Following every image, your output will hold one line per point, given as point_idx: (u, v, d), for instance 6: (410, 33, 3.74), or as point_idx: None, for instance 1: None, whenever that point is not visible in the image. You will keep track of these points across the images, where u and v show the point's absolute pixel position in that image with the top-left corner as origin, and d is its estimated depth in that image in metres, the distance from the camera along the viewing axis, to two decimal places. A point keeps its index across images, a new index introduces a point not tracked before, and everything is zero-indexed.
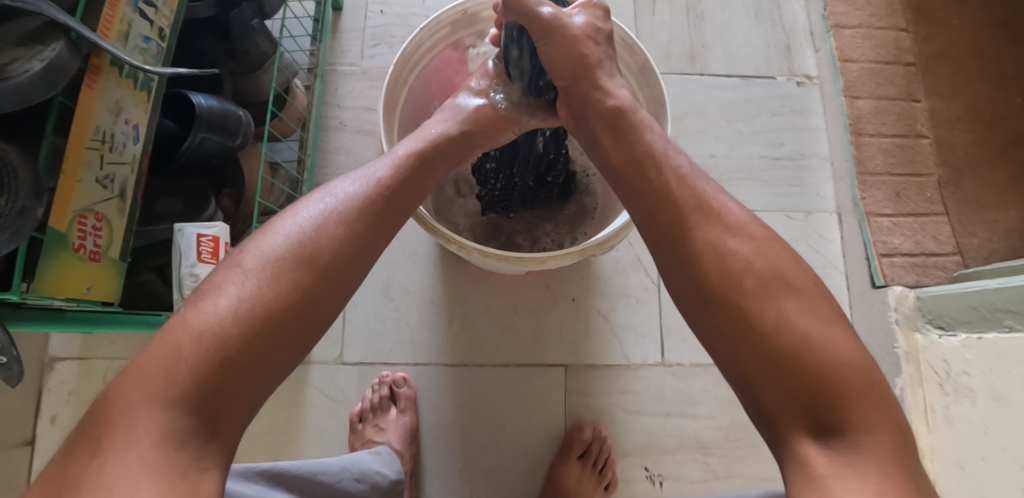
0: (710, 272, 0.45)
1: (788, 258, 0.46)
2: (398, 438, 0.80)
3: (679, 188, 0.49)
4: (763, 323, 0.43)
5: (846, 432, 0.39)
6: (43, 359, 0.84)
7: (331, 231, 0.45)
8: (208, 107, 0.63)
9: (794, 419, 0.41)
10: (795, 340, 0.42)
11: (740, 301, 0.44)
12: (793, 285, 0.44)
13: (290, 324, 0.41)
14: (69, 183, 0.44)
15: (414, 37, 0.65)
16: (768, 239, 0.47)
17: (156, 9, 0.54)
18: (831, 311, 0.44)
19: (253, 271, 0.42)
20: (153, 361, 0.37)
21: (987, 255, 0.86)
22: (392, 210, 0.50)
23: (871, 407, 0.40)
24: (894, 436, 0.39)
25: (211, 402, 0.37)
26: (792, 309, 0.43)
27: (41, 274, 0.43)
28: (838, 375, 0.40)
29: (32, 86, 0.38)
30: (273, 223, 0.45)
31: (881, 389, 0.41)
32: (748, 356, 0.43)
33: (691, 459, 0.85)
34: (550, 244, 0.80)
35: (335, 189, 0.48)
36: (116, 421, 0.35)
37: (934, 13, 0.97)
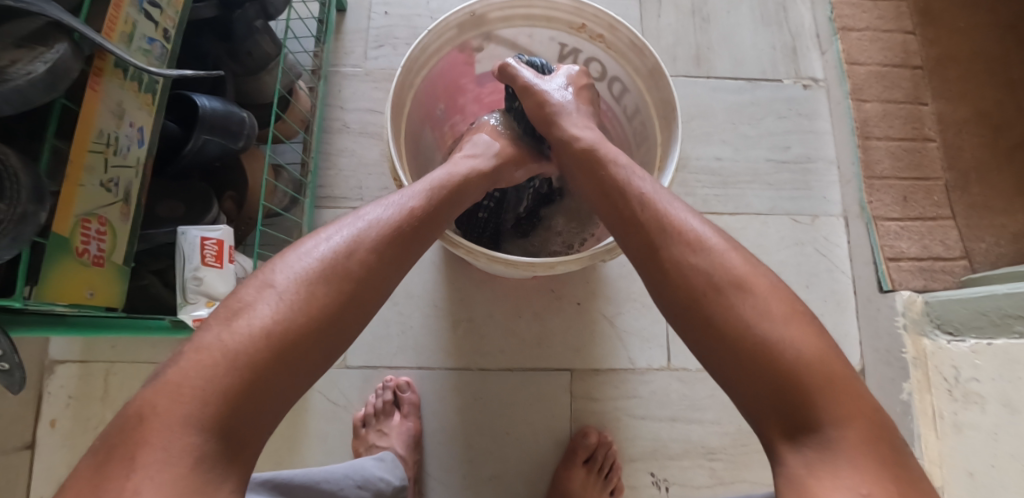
0: (678, 285, 0.45)
1: (748, 266, 0.45)
2: (402, 444, 0.80)
3: (645, 212, 0.49)
4: (731, 328, 0.42)
5: (818, 432, 0.38)
6: (43, 362, 0.83)
7: (361, 253, 0.44)
8: (212, 109, 0.62)
9: (769, 420, 0.40)
10: (762, 341, 0.41)
11: (708, 309, 0.43)
12: (755, 289, 0.43)
13: (315, 345, 0.41)
14: (72, 187, 0.44)
15: (420, 39, 0.64)
16: (726, 251, 0.45)
17: (160, 10, 0.53)
18: (795, 305, 0.43)
19: (286, 293, 0.41)
20: (184, 377, 0.36)
21: (995, 260, 0.85)
22: (419, 239, 0.50)
23: (842, 403, 0.39)
24: (867, 428, 0.38)
25: (238, 423, 0.37)
26: (759, 311, 0.42)
27: (42, 282, 0.42)
28: (806, 373, 0.40)
29: (34, 88, 0.38)
30: (303, 244, 0.44)
31: (850, 380, 0.40)
32: (722, 362, 0.42)
33: (697, 465, 0.84)
34: (561, 246, 0.80)
35: (366, 213, 0.48)
36: (149, 439, 0.34)
37: (941, 16, 0.96)
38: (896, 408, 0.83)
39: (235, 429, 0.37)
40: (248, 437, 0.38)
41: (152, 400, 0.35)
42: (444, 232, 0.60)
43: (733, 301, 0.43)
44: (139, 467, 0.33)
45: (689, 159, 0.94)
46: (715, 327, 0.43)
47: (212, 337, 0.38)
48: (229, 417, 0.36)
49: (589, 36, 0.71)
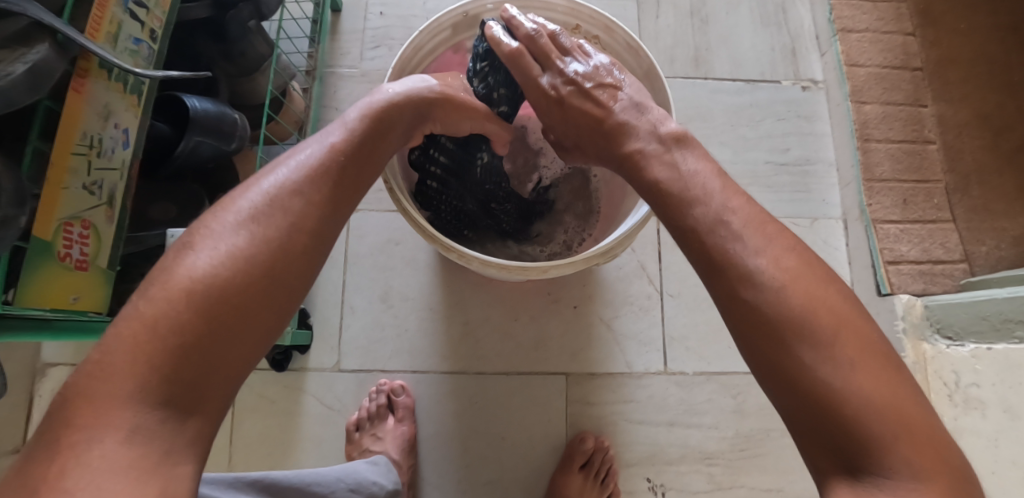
0: (739, 315, 0.41)
1: (821, 290, 0.40)
2: (397, 449, 0.79)
3: (702, 239, 0.44)
4: (798, 356, 0.38)
5: (883, 477, 0.35)
6: (35, 365, 0.82)
7: (290, 203, 0.43)
8: (203, 111, 0.61)
9: (827, 461, 0.37)
10: (833, 376, 0.37)
11: (773, 342, 0.39)
12: (829, 318, 0.38)
13: (250, 305, 0.39)
14: (54, 190, 0.43)
15: (413, 39, 0.63)
16: (791, 278, 0.40)
17: (147, 9, 0.53)
18: (874, 342, 0.38)
19: (208, 249, 0.39)
20: (108, 352, 0.35)
21: (994, 263, 0.84)
22: (352, 176, 0.48)
23: (913, 449, 0.35)
24: (943, 483, 0.35)
25: (174, 392, 0.35)
26: (827, 346, 0.38)
27: (24, 285, 0.41)
28: (875, 417, 0.36)
29: (17, 91, 0.37)
30: (227, 201, 0.43)
31: (928, 429, 0.36)
32: (783, 399, 0.39)
33: (695, 470, 0.83)
34: (562, 238, 0.79)
35: (290, 159, 0.46)
36: (77, 420, 0.33)
37: (943, 16, 0.95)
38: None
39: (168, 398, 0.35)
40: (192, 406, 0.36)
41: (78, 382, 0.34)
42: (436, 236, 0.59)
43: (801, 332, 0.38)
44: None
45: None
46: (776, 361, 0.39)
47: (127, 307, 0.37)
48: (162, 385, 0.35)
49: (584, 37, 0.70)
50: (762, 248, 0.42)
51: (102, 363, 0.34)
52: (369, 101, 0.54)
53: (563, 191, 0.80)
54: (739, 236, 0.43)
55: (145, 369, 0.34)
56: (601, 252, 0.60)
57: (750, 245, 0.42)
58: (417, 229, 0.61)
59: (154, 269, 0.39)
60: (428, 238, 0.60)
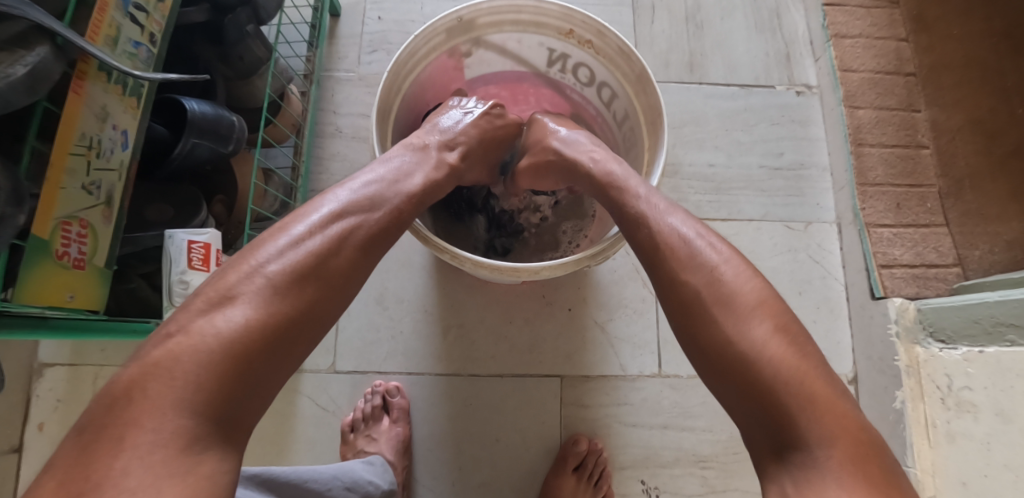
0: (671, 299, 0.47)
1: (744, 278, 0.46)
2: (391, 449, 0.79)
3: (640, 232, 0.50)
4: (722, 341, 0.44)
5: (801, 448, 0.39)
6: (32, 365, 0.82)
7: (345, 248, 0.46)
8: (201, 113, 0.62)
9: (759, 441, 0.42)
10: (750, 358, 0.42)
11: (700, 329, 0.45)
12: (748, 306, 0.44)
13: (300, 330, 0.42)
14: (52, 190, 0.43)
15: (408, 44, 0.64)
16: (722, 262, 0.46)
17: (146, 14, 0.53)
18: (785, 324, 0.44)
19: (267, 280, 0.42)
20: (177, 356, 0.37)
21: (988, 267, 0.84)
22: (398, 224, 0.51)
23: (824, 421, 0.40)
24: (852, 448, 0.39)
25: (226, 408, 0.38)
26: (745, 328, 0.43)
27: (21, 283, 0.42)
28: (789, 393, 0.41)
29: (14, 91, 0.38)
30: (284, 227, 0.46)
31: (838, 401, 0.41)
32: (719, 384, 0.44)
33: (689, 473, 0.83)
34: (566, 247, 0.78)
35: (339, 195, 0.49)
36: (140, 422, 0.35)
37: (935, 23, 0.96)
38: (889, 416, 0.81)
39: (222, 412, 0.37)
40: (236, 421, 0.38)
41: (125, 387, 0.36)
42: (428, 237, 0.59)
43: (721, 317, 0.44)
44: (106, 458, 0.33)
45: (681, 165, 0.94)
46: (704, 348, 0.45)
47: (202, 323, 0.39)
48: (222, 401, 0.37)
49: (578, 42, 0.71)
50: (700, 236, 0.48)
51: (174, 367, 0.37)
52: (427, 160, 0.58)
53: (565, 208, 0.80)
54: (674, 231, 0.49)
55: (212, 387, 0.37)
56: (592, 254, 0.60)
57: (692, 232, 0.48)
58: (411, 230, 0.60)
59: (201, 286, 0.42)
60: (422, 240, 0.60)
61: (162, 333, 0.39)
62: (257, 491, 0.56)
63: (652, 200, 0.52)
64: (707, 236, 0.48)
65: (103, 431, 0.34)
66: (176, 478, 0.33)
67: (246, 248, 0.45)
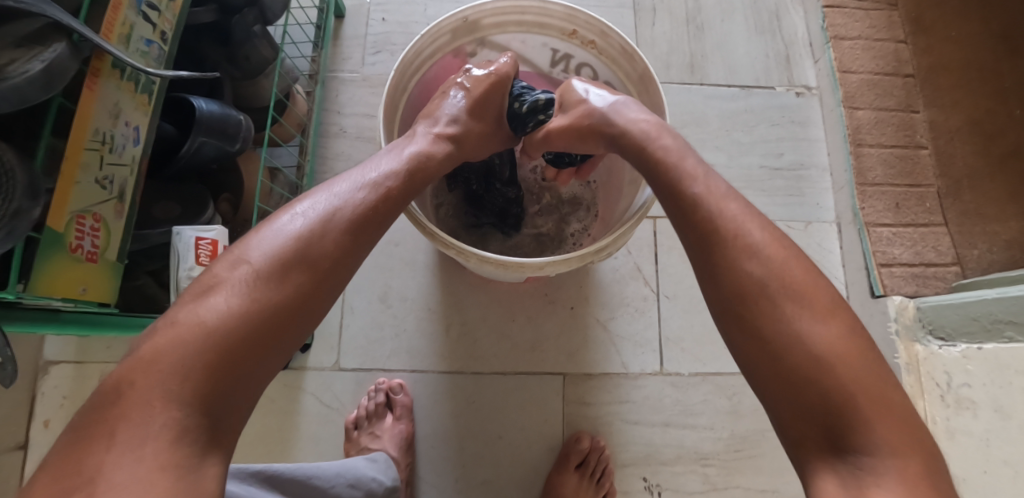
0: (732, 285, 0.46)
1: (809, 278, 0.45)
2: (394, 446, 0.79)
3: (702, 216, 0.49)
4: (784, 339, 0.43)
5: (863, 450, 0.39)
6: (38, 363, 0.83)
7: (332, 229, 0.46)
8: (208, 112, 0.63)
9: (808, 446, 0.41)
10: (811, 358, 0.42)
11: (762, 322, 0.44)
12: (814, 307, 0.44)
13: (296, 318, 0.43)
14: (67, 184, 0.44)
15: (414, 44, 0.65)
16: (781, 256, 0.46)
17: (158, 12, 0.54)
18: (851, 328, 0.43)
19: (255, 270, 0.42)
20: (160, 349, 0.37)
21: (986, 266, 0.85)
22: (389, 205, 0.51)
23: (885, 428, 0.40)
24: (912, 458, 0.39)
25: (215, 402, 0.38)
26: (813, 326, 0.43)
27: (36, 275, 0.43)
28: (856, 392, 0.40)
29: (31, 87, 0.38)
30: (275, 218, 0.46)
31: (900, 409, 0.41)
32: (770, 384, 0.43)
33: (690, 470, 0.84)
34: (570, 245, 0.78)
35: (336, 189, 0.49)
36: (126, 415, 0.35)
37: (933, 25, 0.97)
38: None
39: (213, 403, 0.38)
40: (223, 417, 0.38)
41: (126, 377, 0.36)
42: (435, 233, 0.60)
43: (787, 311, 0.44)
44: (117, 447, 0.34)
45: None
46: (764, 342, 0.44)
47: (183, 315, 0.39)
48: (214, 391, 0.38)
49: (581, 42, 0.72)
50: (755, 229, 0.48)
51: (161, 359, 0.37)
52: (422, 143, 0.58)
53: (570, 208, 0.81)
54: (737, 217, 0.48)
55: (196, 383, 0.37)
56: (595, 249, 0.60)
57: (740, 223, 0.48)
58: (417, 226, 0.61)
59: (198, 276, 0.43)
60: (428, 235, 0.61)
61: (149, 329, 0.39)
62: (261, 487, 0.57)
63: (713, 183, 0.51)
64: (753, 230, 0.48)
65: (88, 427, 0.35)
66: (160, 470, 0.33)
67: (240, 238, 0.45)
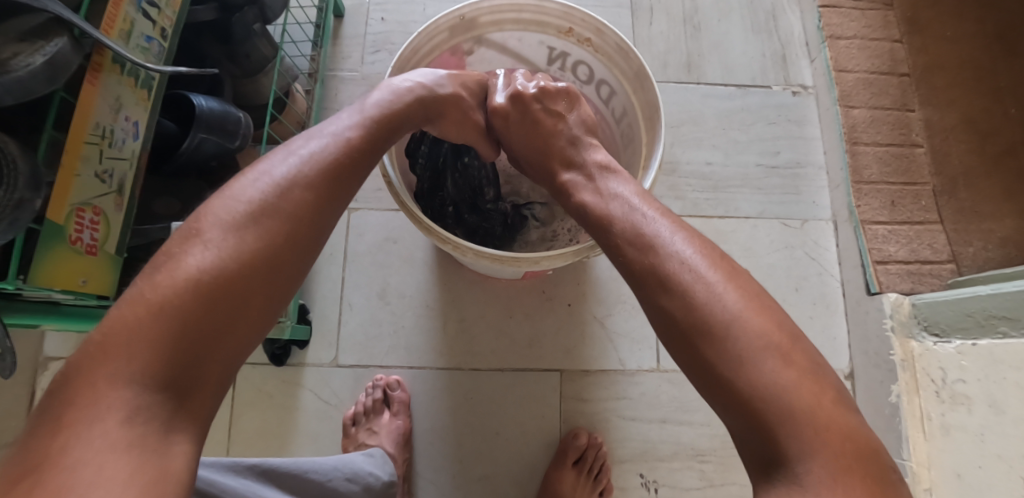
0: (655, 300, 0.45)
1: (729, 278, 0.44)
2: (391, 442, 0.80)
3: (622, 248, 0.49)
4: (708, 343, 0.41)
5: (790, 464, 0.37)
6: (38, 359, 0.83)
7: (300, 189, 0.45)
8: (208, 108, 0.63)
9: (749, 453, 0.40)
10: (735, 362, 0.40)
11: (679, 344, 0.43)
12: (733, 307, 0.42)
13: (261, 295, 0.42)
14: (68, 176, 0.45)
15: (412, 40, 0.66)
16: (697, 279, 0.43)
17: (158, 9, 0.55)
18: (778, 327, 0.41)
19: (214, 241, 0.41)
20: (125, 331, 0.37)
21: (982, 264, 0.85)
22: (355, 162, 0.50)
23: (814, 431, 0.37)
24: (845, 462, 0.36)
25: (189, 382, 0.38)
26: (734, 330, 0.41)
27: (37, 267, 0.43)
28: (771, 408, 0.38)
29: (34, 80, 0.39)
30: (238, 183, 0.45)
31: (831, 409, 0.38)
32: (704, 389, 0.42)
33: (686, 467, 0.84)
34: (567, 242, 0.77)
35: (297, 147, 0.48)
36: (97, 399, 0.35)
37: (929, 24, 0.97)
38: (884, 411, 0.82)
39: (191, 385, 0.38)
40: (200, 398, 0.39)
41: (93, 365, 0.36)
42: (431, 228, 0.60)
43: (708, 316, 0.42)
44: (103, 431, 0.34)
45: (678, 163, 0.95)
46: (692, 347, 0.42)
47: (151, 289, 0.38)
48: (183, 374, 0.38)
49: (577, 40, 0.72)
50: (675, 245, 0.46)
51: (133, 336, 0.37)
52: (388, 93, 0.57)
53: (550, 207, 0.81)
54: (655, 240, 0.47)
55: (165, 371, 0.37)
56: (590, 245, 0.61)
57: (667, 235, 0.47)
58: (413, 220, 0.62)
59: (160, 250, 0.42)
60: (424, 230, 0.62)
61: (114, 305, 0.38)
62: (257, 481, 0.57)
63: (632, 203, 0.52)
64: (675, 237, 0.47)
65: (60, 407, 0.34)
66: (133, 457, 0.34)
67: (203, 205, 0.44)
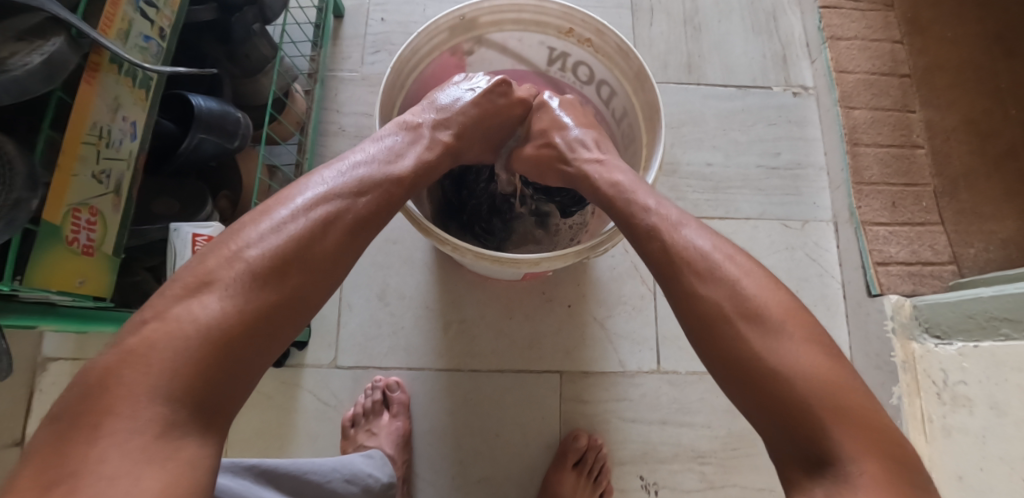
0: (690, 311, 0.46)
1: (765, 291, 0.45)
2: (390, 443, 0.80)
3: (661, 240, 0.49)
4: (745, 355, 0.43)
5: (833, 467, 0.39)
6: (36, 359, 0.83)
7: (330, 223, 0.47)
8: (207, 109, 0.63)
9: (789, 459, 0.41)
10: (773, 372, 0.42)
11: (721, 345, 0.44)
12: (768, 318, 0.44)
13: (282, 313, 0.43)
14: (65, 176, 0.45)
15: (412, 41, 0.65)
16: (742, 279, 0.46)
17: (157, 9, 0.55)
18: (812, 338, 0.43)
19: (246, 263, 0.42)
20: (150, 343, 0.38)
21: (983, 265, 0.85)
22: (388, 205, 0.52)
23: (855, 436, 0.39)
24: (885, 464, 0.38)
25: (211, 393, 0.38)
26: (771, 343, 0.43)
27: (32, 267, 0.43)
28: (821, 404, 0.40)
29: (32, 80, 0.39)
30: (273, 210, 0.46)
31: (868, 414, 0.40)
32: (741, 399, 0.43)
33: (687, 468, 0.84)
34: (567, 241, 0.79)
35: (324, 178, 0.50)
36: (115, 408, 0.35)
37: (929, 25, 0.97)
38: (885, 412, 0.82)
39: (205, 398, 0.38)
40: (222, 405, 0.39)
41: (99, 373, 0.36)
42: (431, 229, 0.60)
43: (744, 329, 0.44)
44: (101, 434, 0.34)
45: (678, 164, 0.95)
46: (728, 358, 0.44)
47: (176, 309, 0.39)
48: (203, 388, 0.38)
49: (577, 40, 0.72)
50: (717, 249, 0.48)
51: (147, 349, 0.37)
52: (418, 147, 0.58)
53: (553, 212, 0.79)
54: (694, 242, 0.48)
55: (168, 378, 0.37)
56: (592, 245, 0.60)
57: (703, 245, 0.48)
58: (413, 222, 0.61)
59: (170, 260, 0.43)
60: (423, 231, 0.61)
61: (137, 319, 0.39)
62: (256, 482, 0.57)
63: (665, 208, 0.51)
64: (707, 244, 0.48)
65: (72, 416, 0.35)
66: (148, 463, 0.34)
67: (228, 231, 0.45)
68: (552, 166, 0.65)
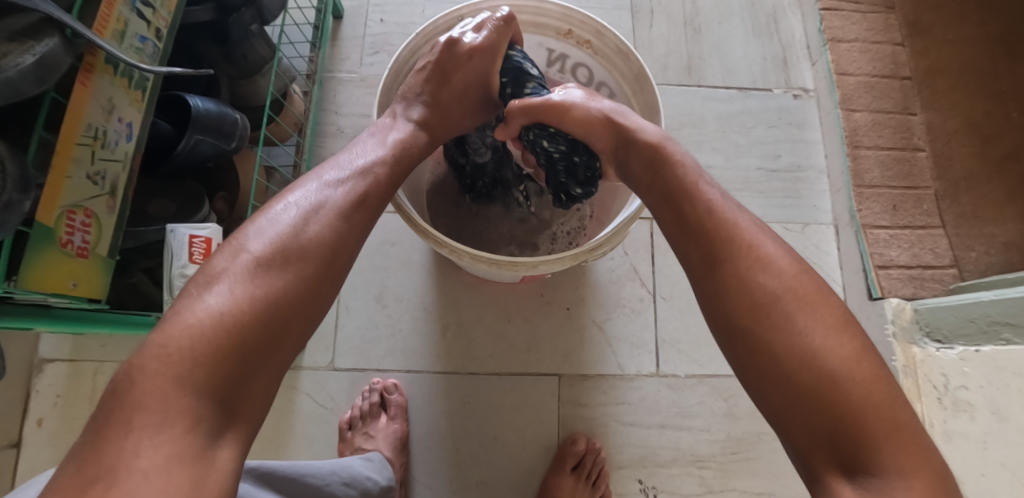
0: (738, 304, 0.45)
1: (816, 294, 0.44)
2: (388, 446, 0.79)
3: (713, 222, 0.49)
4: (791, 358, 0.42)
5: (874, 478, 0.38)
6: (32, 360, 0.82)
7: (325, 223, 0.46)
8: (205, 110, 0.63)
9: (822, 466, 0.40)
10: (820, 377, 0.41)
11: (766, 346, 0.43)
12: (822, 323, 0.43)
13: (288, 317, 0.42)
14: (58, 178, 0.44)
15: (408, 42, 0.65)
16: (798, 277, 0.45)
17: (153, 9, 0.54)
18: (862, 346, 0.42)
19: (249, 262, 0.42)
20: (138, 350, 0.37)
21: (984, 269, 0.85)
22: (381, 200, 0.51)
23: (900, 450, 0.39)
24: (928, 481, 0.38)
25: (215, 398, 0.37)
26: (824, 348, 0.42)
27: (26, 270, 0.43)
28: (871, 414, 0.39)
29: (24, 80, 0.38)
30: (270, 208, 0.46)
31: (912, 429, 0.40)
32: (775, 402, 0.42)
33: (686, 473, 0.83)
34: (566, 245, 0.77)
35: (324, 176, 0.49)
36: (102, 413, 0.35)
37: (931, 27, 0.97)
38: None
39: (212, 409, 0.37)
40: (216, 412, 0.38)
41: None
42: (428, 231, 0.60)
43: (794, 330, 0.43)
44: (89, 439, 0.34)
45: None
46: (774, 361, 0.43)
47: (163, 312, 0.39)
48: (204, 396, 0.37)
49: (576, 42, 0.72)
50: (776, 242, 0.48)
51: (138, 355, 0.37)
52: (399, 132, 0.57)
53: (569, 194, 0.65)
54: (750, 228, 0.48)
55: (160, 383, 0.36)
56: (590, 249, 0.60)
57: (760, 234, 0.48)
58: (409, 224, 0.61)
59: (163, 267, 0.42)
60: (420, 233, 0.61)
61: None
62: (254, 484, 0.56)
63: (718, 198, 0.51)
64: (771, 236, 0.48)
65: None
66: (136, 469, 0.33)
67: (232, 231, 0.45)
68: (607, 121, 0.57)
